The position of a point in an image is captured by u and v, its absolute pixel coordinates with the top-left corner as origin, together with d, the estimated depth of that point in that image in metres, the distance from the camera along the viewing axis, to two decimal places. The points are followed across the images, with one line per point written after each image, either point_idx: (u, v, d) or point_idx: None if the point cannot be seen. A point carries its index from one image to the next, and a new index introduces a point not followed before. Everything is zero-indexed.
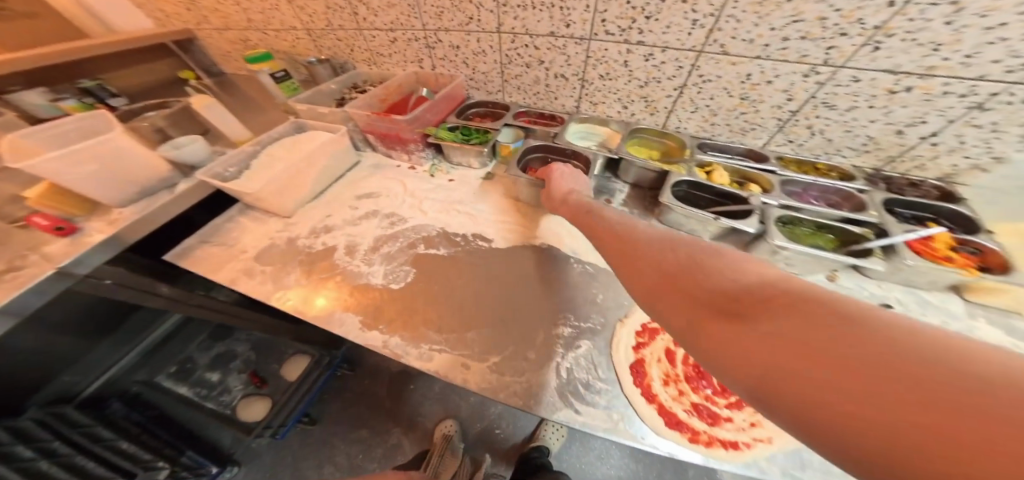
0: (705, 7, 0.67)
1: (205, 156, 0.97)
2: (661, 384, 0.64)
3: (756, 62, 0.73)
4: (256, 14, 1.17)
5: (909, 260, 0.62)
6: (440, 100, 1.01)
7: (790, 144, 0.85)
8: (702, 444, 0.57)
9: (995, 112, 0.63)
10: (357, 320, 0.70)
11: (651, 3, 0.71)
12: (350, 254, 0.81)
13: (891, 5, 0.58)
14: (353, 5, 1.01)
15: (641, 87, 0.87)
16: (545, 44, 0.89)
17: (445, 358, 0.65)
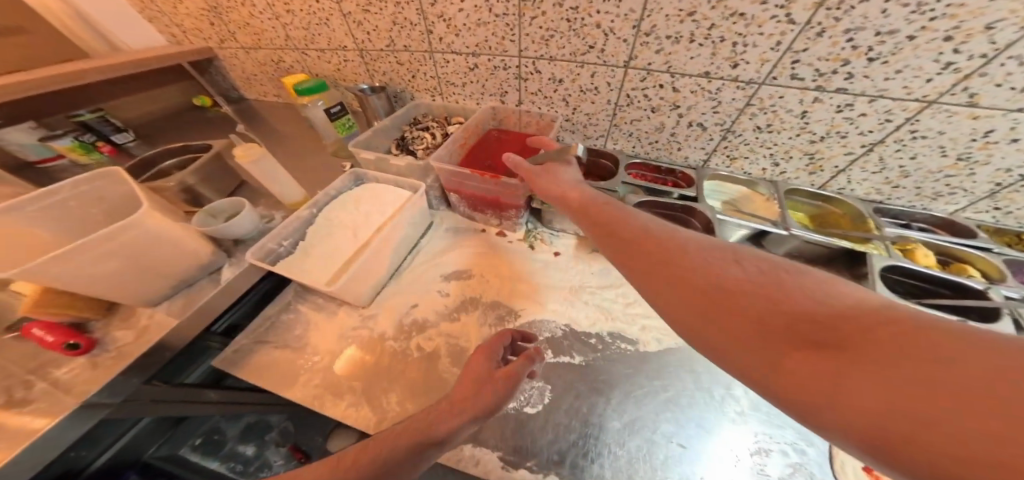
0: (982, 45, 0.49)
1: (254, 229, 0.77)
2: None
3: (1009, 116, 0.54)
4: (297, 31, 0.95)
5: None
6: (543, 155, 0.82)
7: (994, 211, 0.67)
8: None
9: None
10: (496, 461, 0.54)
11: (888, 40, 0.52)
12: (457, 366, 0.65)
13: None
14: (428, 21, 0.80)
15: (812, 142, 0.70)
16: (688, 87, 0.69)
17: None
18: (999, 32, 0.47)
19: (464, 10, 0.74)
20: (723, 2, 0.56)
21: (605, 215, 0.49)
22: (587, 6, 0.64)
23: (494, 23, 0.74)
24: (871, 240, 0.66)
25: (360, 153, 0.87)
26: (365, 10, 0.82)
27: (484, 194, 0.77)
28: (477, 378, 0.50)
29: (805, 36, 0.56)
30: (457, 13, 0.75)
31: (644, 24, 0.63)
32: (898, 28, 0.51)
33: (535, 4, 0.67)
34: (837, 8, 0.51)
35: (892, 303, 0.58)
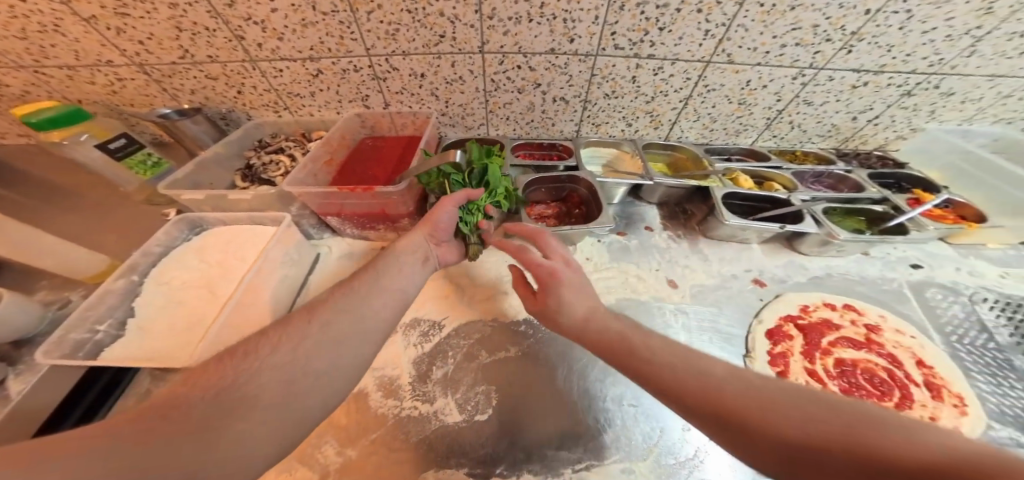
0: (720, 17, 0.61)
1: (35, 322, 0.52)
2: None
3: (755, 69, 0.70)
4: (7, 42, 0.64)
5: (936, 229, 0.67)
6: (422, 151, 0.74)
7: (774, 139, 0.87)
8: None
9: (917, 97, 0.72)
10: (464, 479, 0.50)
11: (666, 12, 0.61)
12: (392, 398, 0.57)
13: (867, 12, 0.59)
14: (232, 24, 0.60)
15: (647, 102, 0.79)
16: (541, 64, 0.71)
17: (600, 472, 0.51)
18: (725, 6, 0.60)
19: (277, 10, 0.58)
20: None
21: (601, 336, 0.44)
22: None
23: (322, 22, 0.60)
24: (710, 176, 0.80)
25: (181, 195, 0.65)
26: (118, 12, 0.58)
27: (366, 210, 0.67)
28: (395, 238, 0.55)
29: (613, 11, 0.61)
30: (270, 13, 0.58)
31: (484, 8, 0.61)
32: (669, 2, 0.60)
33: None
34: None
35: (737, 222, 0.71)
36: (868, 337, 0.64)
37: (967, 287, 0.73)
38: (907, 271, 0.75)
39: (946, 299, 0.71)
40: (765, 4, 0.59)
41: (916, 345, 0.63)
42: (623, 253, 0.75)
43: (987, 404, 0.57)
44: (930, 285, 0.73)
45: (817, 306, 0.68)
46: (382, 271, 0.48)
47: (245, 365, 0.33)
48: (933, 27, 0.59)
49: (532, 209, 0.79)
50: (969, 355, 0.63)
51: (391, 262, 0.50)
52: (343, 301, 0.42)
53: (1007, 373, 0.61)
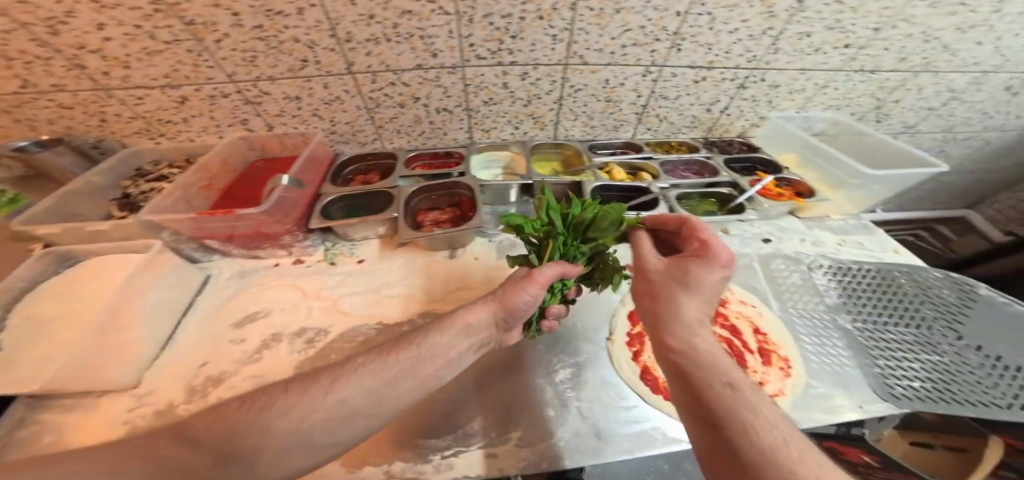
0: (561, 22, 0.68)
1: None
2: None
3: (608, 69, 0.78)
4: None
5: (766, 206, 0.78)
6: (298, 171, 0.69)
7: (649, 131, 0.97)
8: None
9: (752, 88, 0.85)
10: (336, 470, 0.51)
11: (513, 22, 0.67)
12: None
13: (678, 14, 0.69)
14: (67, 53, 0.59)
15: (525, 106, 0.84)
16: (414, 79, 0.73)
17: (467, 458, 0.54)
18: (561, 12, 0.67)
19: (112, 39, 0.57)
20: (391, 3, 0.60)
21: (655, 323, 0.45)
22: (271, 22, 0.58)
23: (168, 50, 0.60)
24: (585, 171, 0.87)
25: (35, 231, 0.62)
26: None
27: (238, 231, 0.66)
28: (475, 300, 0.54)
29: (464, 24, 0.65)
30: (106, 42, 0.58)
31: (339, 32, 0.62)
32: (512, 13, 0.65)
33: (207, 26, 0.57)
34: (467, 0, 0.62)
35: None
36: (717, 311, 0.73)
37: (808, 256, 0.83)
38: (758, 246, 0.85)
39: (789, 268, 0.81)
40: (594, 9, 0.67)
41: (756, 314, 0.73)
42: (510, 250, 0.81)
43: (809, 363, 0.65)
44: (779, 257, 0.83)
45: None
46: (440, 338, 0.47)
47: (294, 401, 0.36)
48: (736, 27, 0.71)
49: (426, 216, 0.81)
50: (801, 321, 0.72)
51: (450, 334, 0.48)
52: (393, 364, 0.42)
53: (832, 335, 0.70)
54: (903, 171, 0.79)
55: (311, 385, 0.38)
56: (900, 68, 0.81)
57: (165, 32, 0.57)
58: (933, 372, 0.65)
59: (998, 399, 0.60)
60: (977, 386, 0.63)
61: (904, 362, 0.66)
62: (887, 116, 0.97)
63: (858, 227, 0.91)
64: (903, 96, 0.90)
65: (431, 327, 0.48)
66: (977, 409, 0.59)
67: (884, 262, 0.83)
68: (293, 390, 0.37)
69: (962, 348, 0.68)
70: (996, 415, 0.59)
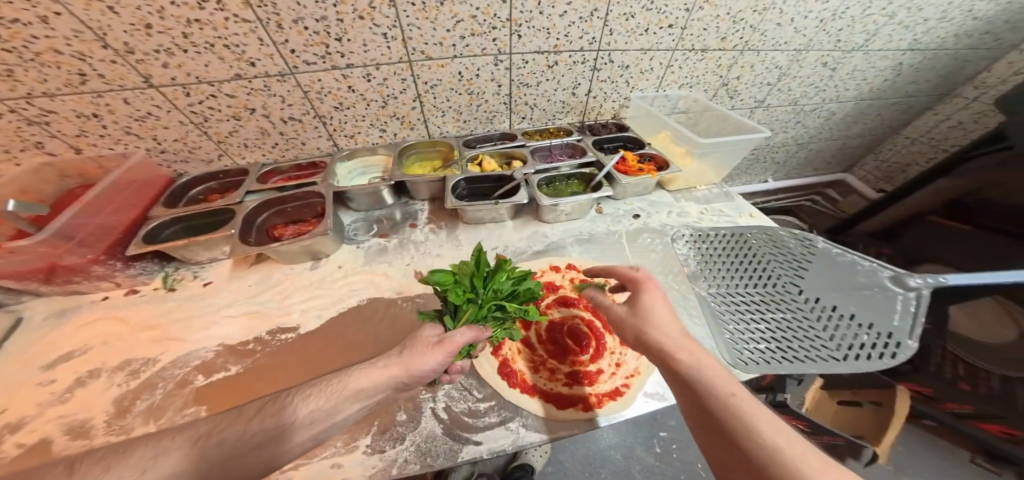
0: (384, 20, 0.68)
1: None
2: (533, 372, 0.63)
3: (456, 61, 0.80)
4: None
5: (623, 181, 0.83)
6: (91, 197, 0.60)
7: (525, 120, 1.00)
8: (595, 407, 0.59)
9: (604, 70, 0.91)
10: None
11: (330, 25, 0.66)
12: (81, 438, 0.49)
13: (503, 1, 0.72)
14: None
15: (383, 107, 0.83)
16: (238, 90, 0.70)
17: (306, 470, 0.51)
18: (381, 10, 0.67)
19: None
20: (165, 12, 0.57)
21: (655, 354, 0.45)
22: (10, 31, 0.52)
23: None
24: (452, 166, 0.89)
25: None
26: None
27: (15, 270, 0.55)
28: (379, 356, 0.49)
29: (273, 31, 0.64)
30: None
31: (112, 43, 0.58)
32: (325, 15, 0.65)
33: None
34: (266, 6, 0.61)
35: (468, 206, 0.78)
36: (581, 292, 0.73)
37: (671, 228, 0.89)
38: (627, 222, 0.89)
39: (653, 240, 0.85)
40: (415, 3, 0.68)
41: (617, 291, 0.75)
42: (379, 253, 0.78)
43: None
44: (646, 231, 0.87)
45: (545, 270, 0.77)
46: (322, 402, 0.43)
47: (214, 421, 0.40)
48: (564, 10, 0.76)
49: (285, 230, 0.75)
50: None
51: (377, 375, 0.46)
52: (314, 401, 0.43)
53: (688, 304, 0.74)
54: (732, 136, 0.89)
55: (239, 414, 0.41)
56: (725, 47, 0.93)
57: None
58: (777, 331, 0.66)
59: (834, 352, 0.62)
60: (818, 342, 0.64)
61: (751, 326, 0.69)
62: (737, 93, 1.10)
63: (720, 195, 0.99)
64: (741, 73, 1.03)
65: (317, 389, 0.44)
66: (814, 364, 0.61)
67: (737, 226, 0.89)
68: (217, 419, 0.41)
69: (805, 304, 0.70)
70: (830, 368, 0.60)
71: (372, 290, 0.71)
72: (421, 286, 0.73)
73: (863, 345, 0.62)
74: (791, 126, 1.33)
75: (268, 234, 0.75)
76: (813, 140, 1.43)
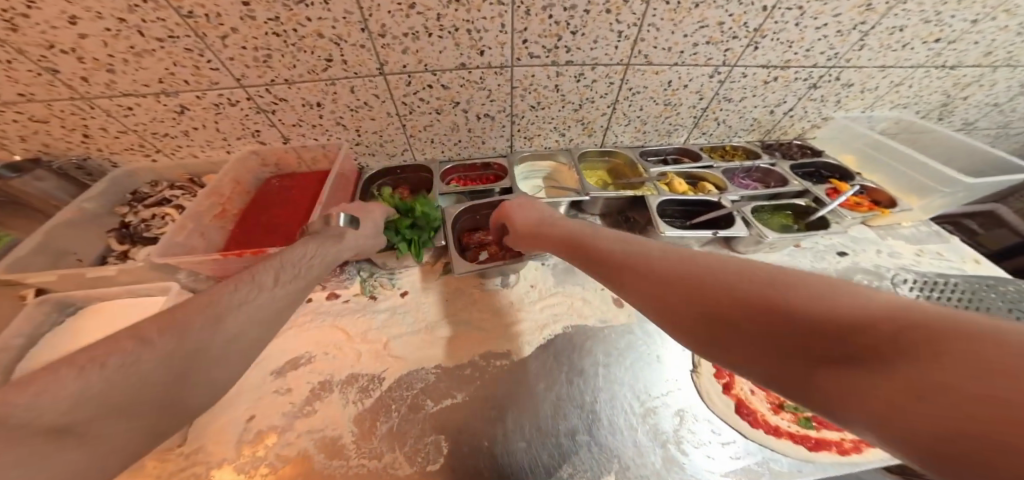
0: (630, 16, 0.60)
1: None
2: (773, 414, 0.56)
3: (674, 69, 0.71)
4: None
5: (850, 218, 0.72)
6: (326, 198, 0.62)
7: (704, 136, 0.89)
8: (856, 453, 0.52)
9: (822, 88, 0.79)
10: None
11: (575, 16, 0.59)
12: (338, 458, 0.50)
13: (764, 9, 0.61)
14: (39, 55, 0.48)
15: (575, 110, 0.76)
16: (455, 81, 0.65)
17: None
18: (632, 4, 0.58)
19: (89, 36, 0.47)
20: None
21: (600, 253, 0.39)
22: (290, 13, 0.49)
23: (161, 49, 0.50)
24: (646, 183, 0.80)
25: (29, 276, 0.52)
26: None
27: None
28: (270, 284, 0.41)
29: (518, 17, 0.57)
30: (80, 39, 0.47)
31: (371, 25, 0.53)
32: (576, 4, 0.57)
33: (212, 20, 0.48)
34: None
35: (678, 238, 0.70)
36: None
37: (889, 270, 0.76)
38: (835, 260, 0.78)
39: (870, 283, 0.74)
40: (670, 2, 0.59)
41: None
42: (568, 274, 0.72)
43: None
44: (857, 272, 0.76)
45: None
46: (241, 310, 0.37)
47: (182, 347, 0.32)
48: (825, 22, 0.65)
49: (473, 238, 0.72)
50: None
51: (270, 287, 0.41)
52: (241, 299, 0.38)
53: None
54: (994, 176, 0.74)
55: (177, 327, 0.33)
56: (981, 63, 0.78)
57: (157, 27, 0.47)
58: None
59: None
60: None
61: None
62: (951, 114, 0.94)
63: (930, 234, 0.85)
64: (973, 92, 0.87)
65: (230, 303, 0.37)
66: None
67: (967, 274, 0.77)
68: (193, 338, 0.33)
69: None
70: None
71: (574, 316, 0.66)
72: (622, 316, 0.67)
73: None
74: None
75: (460, 243, 0.71)
76: None
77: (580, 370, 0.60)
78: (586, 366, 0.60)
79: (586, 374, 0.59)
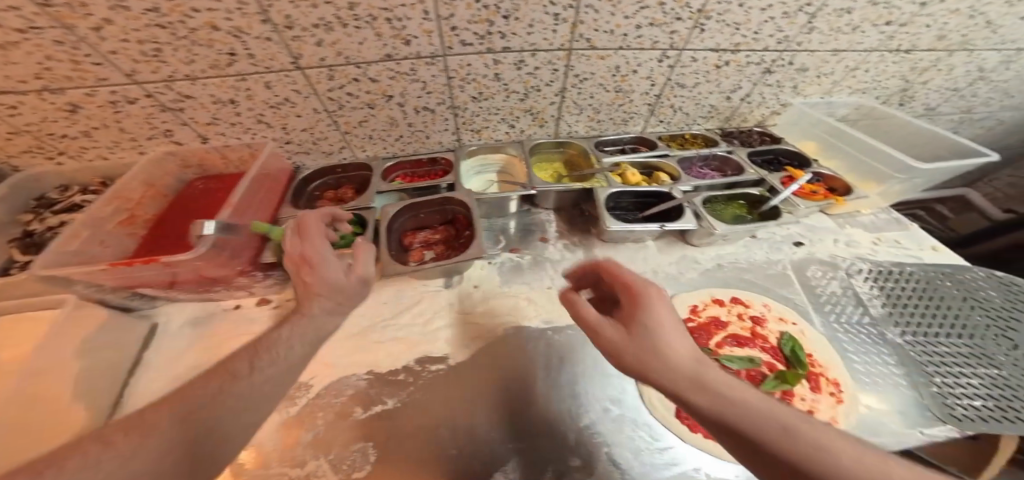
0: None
1: None
2: None
3: (620, 54, 0.67)
4: None
5: (804, 208, 0.70)
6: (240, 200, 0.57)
7: (662, 124, 0.87)
8: None
9: (776, 73, 0.77)
10: None
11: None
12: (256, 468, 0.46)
13: None
14: None
15: (522, 100, 0.72)
16: (383, 73, 0.60)
17: None
18: None
19: None
20: None
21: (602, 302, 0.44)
22: (171, 3, 0.44)
23: (25, 42, 0.44)
24: (596, 175, 0.76)
25: None
26: None
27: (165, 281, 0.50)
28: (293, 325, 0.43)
29: (443, 3, 0.52)
30: None
31: (274, 16, 0.48)
32: None
33: (76, 9, 0.42)
34: None
35: (625, 232, 0.67)
36: (754, 331, 0.63)
37: (845, 259, 0.75)
38: (791, 250, 0.76)
39: (824, 274, 0.73)
40: None
41: (798, 333, 0.63)
42: (515, 274, 0.69)
43: (858, 386, 0.57)
44: (812, 262, 0.74)
45: (706, 303, 0.66)
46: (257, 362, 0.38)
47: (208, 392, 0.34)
48: (769, 3, 0.61)
49: (415, 238, 0.68)
50: (846, 333, 0.64)
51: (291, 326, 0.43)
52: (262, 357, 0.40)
53: (882, 348, 0.62)
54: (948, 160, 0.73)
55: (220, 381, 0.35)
56: (937, 47, 0.75)
57: (10, 17, 0.41)
58: (995, 386, 0.57)
59: None
60: None
61: (963, 377, 0.59)
62: (911, 99, 0.92)
63: (890, 222, 0.84)
64: (932, 77, 0.85)
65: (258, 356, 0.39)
66: None
67: (923, 263, 0.75)
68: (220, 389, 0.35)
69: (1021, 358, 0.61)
70: None
71: (517, 317, 0.64)
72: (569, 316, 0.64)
73: None
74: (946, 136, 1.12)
75: (401, 243, 0.67)
76: None
77: (524, 372, 0.58)
78: (531, 368, 0.58)
79: (530, 376, 0.57)
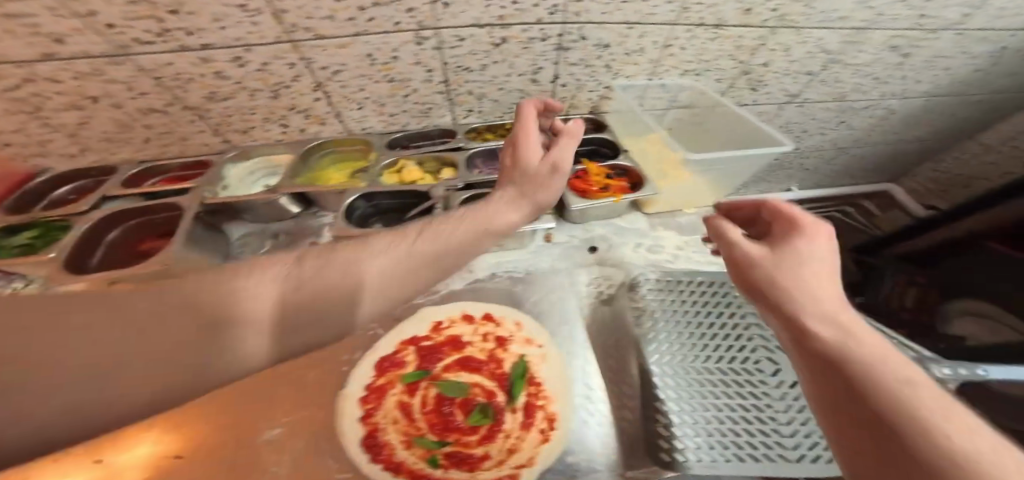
0: None
1: None
2: (404, 450, 0.50)
3: (360, 40, 0.60)
4: None
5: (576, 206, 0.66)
6: None
7: (472, 114, 0.80)
8: None
9: (575, 49, 0.69)
10: None
11: None
12: None
13: None
14: None
15: (274, 98, 0.66)
16: (63, 76, 0.54)
17: None
18: None
19: None
20: None
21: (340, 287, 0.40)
22: None
23: None
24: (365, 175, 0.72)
25: None
26: None
27: None
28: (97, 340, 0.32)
29: None
30: None
31: None
32: None
33: None
34: None
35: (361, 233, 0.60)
36: (491, 354, 0.59)
37: (634, 267, 0.69)
38: (581, 257, 0.70)
39: (605, 286, 0.67)
40: None
41: (538, 356, 0.59)
42: None
43: (578, 424, 0.52)
44: (597, 271, 0.69)
45: (454, 319, 0.63)
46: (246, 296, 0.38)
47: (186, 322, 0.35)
48: None
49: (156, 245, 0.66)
50: (595, 358, 0.59)
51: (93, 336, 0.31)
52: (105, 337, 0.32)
53: (627, 376, 0.57)
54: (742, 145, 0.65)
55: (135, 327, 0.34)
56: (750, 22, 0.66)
57: None
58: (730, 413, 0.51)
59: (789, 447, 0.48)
60: (773, 428, 0.50)
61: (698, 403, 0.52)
62: (762, 85, 0.81)
63: None
64: (770, 58, 0.75)
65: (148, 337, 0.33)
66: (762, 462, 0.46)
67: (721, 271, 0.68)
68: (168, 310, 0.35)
69: (776, 381, 0.55)
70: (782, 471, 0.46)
71: None
72: None
73: (828, 444, 0.48)
74: (830, 127, 1.00)
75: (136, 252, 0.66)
76: (857, 146, 1.09)
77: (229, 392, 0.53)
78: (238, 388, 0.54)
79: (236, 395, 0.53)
